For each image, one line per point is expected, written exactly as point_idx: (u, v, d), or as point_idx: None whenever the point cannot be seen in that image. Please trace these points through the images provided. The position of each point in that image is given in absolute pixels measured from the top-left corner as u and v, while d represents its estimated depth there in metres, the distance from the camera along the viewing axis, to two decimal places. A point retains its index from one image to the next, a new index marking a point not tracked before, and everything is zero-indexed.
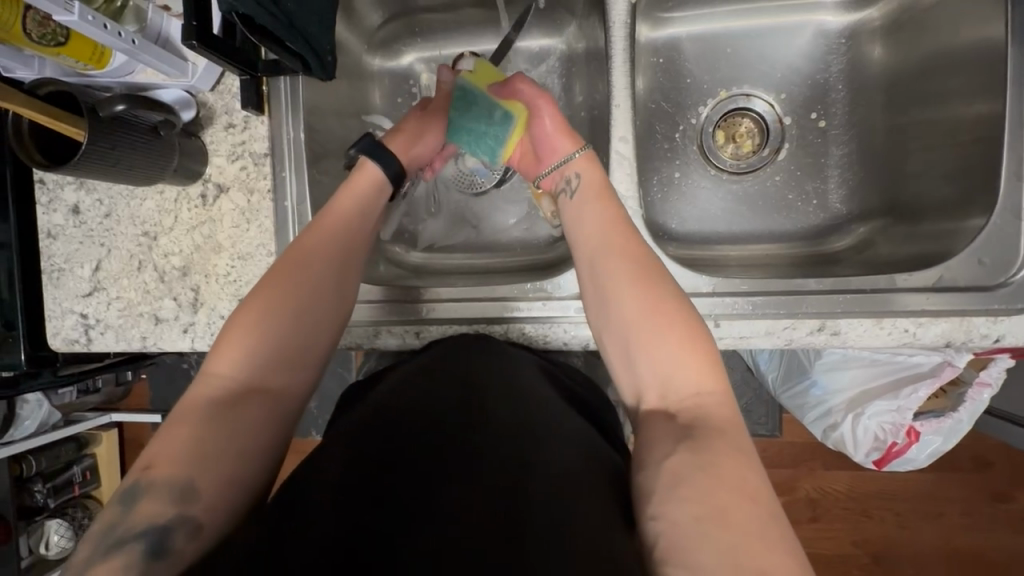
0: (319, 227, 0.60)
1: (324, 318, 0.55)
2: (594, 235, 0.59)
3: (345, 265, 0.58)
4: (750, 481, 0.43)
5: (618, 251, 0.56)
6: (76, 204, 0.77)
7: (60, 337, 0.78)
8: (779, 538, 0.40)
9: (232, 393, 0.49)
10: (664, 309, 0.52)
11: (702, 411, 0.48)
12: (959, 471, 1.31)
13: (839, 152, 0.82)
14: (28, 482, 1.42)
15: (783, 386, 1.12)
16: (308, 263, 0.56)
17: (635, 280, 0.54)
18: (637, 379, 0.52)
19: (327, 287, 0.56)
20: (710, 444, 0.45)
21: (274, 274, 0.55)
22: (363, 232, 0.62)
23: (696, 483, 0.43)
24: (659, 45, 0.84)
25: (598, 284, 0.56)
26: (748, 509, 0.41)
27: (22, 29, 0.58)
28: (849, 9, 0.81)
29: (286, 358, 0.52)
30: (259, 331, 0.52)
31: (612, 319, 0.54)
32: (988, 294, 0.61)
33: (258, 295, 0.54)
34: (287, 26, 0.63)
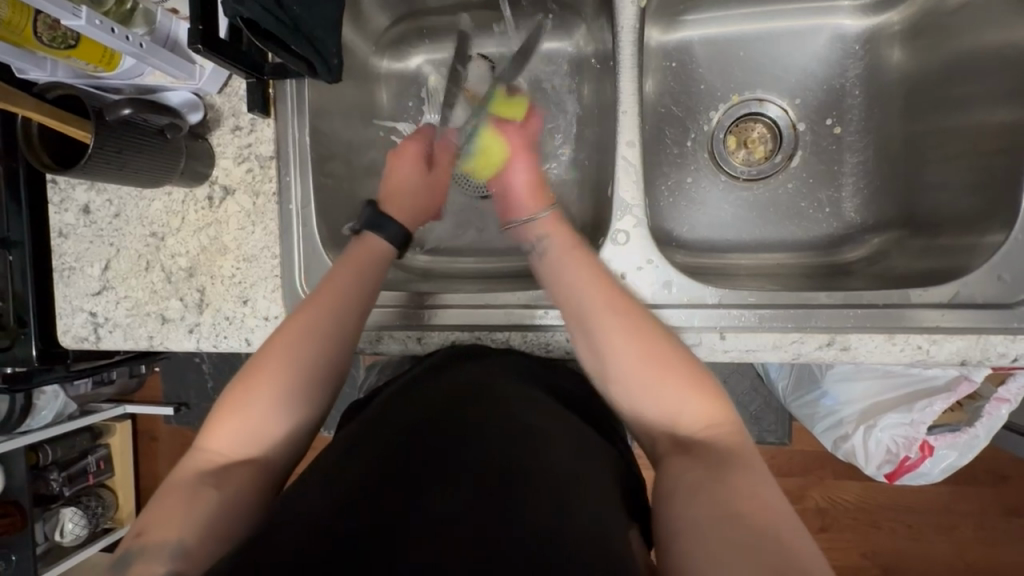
0: (313, 299, 0.59)
1: (314, 394, 0.55)
2: (580, 292, 0.57)
3: (335, 345, 0.57)
4: (764, 492, 0.42)
5: (605, 305, 0.55)
6: (87, 204, 0.78)
7: (70, 334, 0.79)
8: (797, 536, 0.39)
9: (223, 465, 0.50)
10: (662, 360, 0.52)
11: (712, 442, 0.48)
12: (976, 486, 1.27)
13: (853, 159, 0.80)
14: (45, 470, 1.45)
15: (792, 396, 1.10)
16: (301, 338, 0.56)
17: (631, 332, 0.53)
18: (647, 421, 0.52)
19: (316, 366, 0.55)
20: (721, 463, 0.45)
21: (263, 353, 0.55)
22: (361, 299, 0.61)
23: (712, 491, 0.43)
24: (671, 48, 0.82)
25: (596, 336, 0.54)
26: (762, 513, 0.40)
27: (34, 31, 0.59)
28: (867, 13, 0.78)
29: (280, 430, 0.53)
30: (252, 407, 0.52)
31: (615, 371, 0.53)
32: (1008, 311, 0.59)
33: (249, 372, 0.54)
34: (292, 30, 0.63)
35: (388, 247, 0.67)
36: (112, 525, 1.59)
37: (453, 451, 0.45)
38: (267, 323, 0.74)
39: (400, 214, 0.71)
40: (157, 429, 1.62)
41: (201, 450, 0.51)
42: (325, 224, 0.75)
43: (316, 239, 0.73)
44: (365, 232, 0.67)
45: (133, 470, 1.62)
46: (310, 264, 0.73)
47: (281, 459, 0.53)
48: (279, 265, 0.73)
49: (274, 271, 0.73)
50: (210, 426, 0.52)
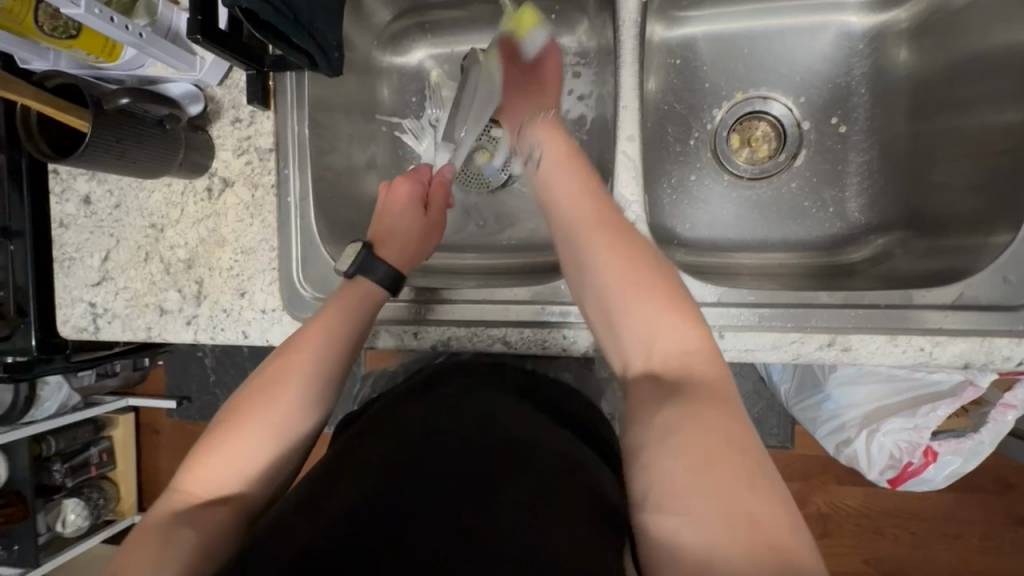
0: (301, 339, 0.59)
1: (297, 435, 0.55)
2: (569, 203, 0.58)
3: (321, 388, 0.57)
4: (735, 429, 0.42)
5: (586, 223, 0.56)
6: (87, 195, 0.78)
7: (69, 324, 0.79)
8: (768, 486, 0.39)
9: (201, 506, 0.49)
10: (640, 280, 0.51)
11: (688, 372, 0.47)
12: (982, 493, 1.25)
13: (858, 159, 0.79)
14: (47, 461, 1.46)
15: (795, 399, 1.09)
16: (291, 377, 0.56)
17: (612, 245, 0.53)
18: (621, 350, 0.51)
19: (301, 408, 0.55)
20: (694, 399, 0.44)
21: (248, 393, 0.55)
22: (350, 343, 0.60)
23: (683, 433, 0.41)
24: (674, 45, 0.82)
25: (578, 250, 0.55)
26: (732, 455, 0.40)
27: (35, 20, 0.60)
28: (874, 10, 0.77)
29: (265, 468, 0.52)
30: (239, 442, 0.52)
31: (594, 286, 0.53)
32: (1013, 313, 0.58)
33: (238, 410, 0.54)
34: (292, 22, 0.63)
35: (377, 289, 0.65)
36: (114, 517, 1.60)
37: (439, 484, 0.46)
38: (264, 316, 0.73)
39: (392, 254, 0.69)
40: (159, 422, 1.63)
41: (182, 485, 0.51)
42: (323, 218, 0.75)
43: (314, 235, 0.73)
44: (360, 275, 0.65)
45: (135, 463, 1.62)
46: (308, 259, 0.73)
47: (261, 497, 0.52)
48: (276, 258, 0.73)
49: (271, 264, 0.73)
50: (192, 463, 0.52)
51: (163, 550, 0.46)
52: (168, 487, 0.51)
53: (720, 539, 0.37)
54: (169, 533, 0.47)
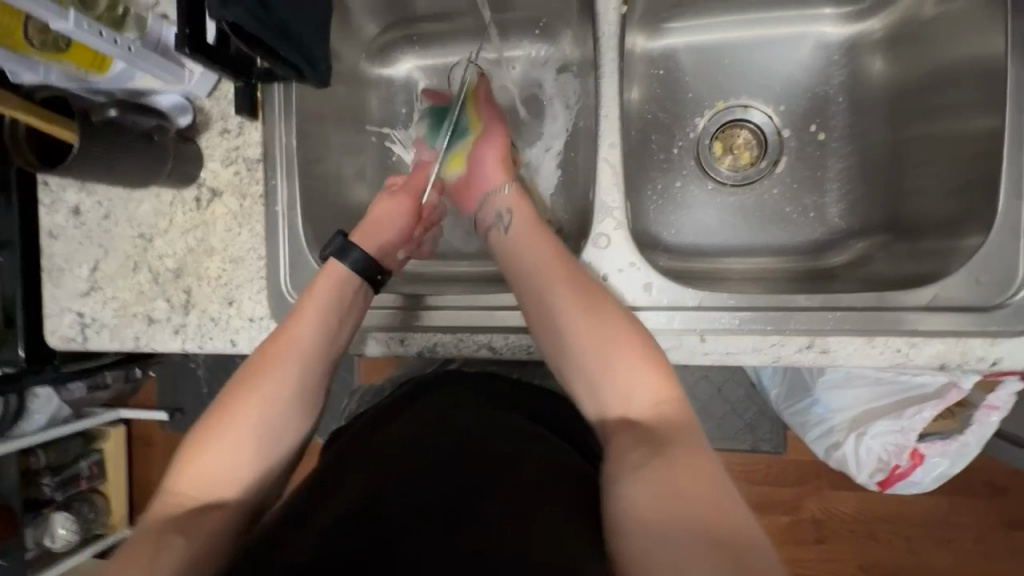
0: (282, 339, 0.60)
1: (284, 435, 0.56)
2: (535, 255, 0.63)
3: (303, 386, 0.58)
4: (703, 460, 0.48)
5: (561, 282, 0.60)
6: (77, 206, 0.79)
7: (57, 335, 0.79)
8: (732, 504, 0.45)
9: (191, 509, 0.50)
10: (613, 333, 0.56)
11: (660, 416, 0.52)
12: (973, 496, 1.26)
13: (838, 165, 0.81)
14: (36, 474, 1.43)
15: (785, 403, 1.09)
16: (274, 374, 0.57)
17: (586, 304, 0.58)
18: (600, 403, 0.55)
19: (282, 405, 0.56)
20: (666, 441, 0.49)
21: (231, 392, 0.56)
22: (329, 340, 0.62)
23: (659, 463, 0.47)
24: (656, 56, 0.83)
25: (552, 313, 0.59)
26: (699, 478, 0.46)
27: (24, 33, 0.60)
28: (849, 21, 0.79)
29: (254, 470, 0.54)
30: (226, 442, 0.53)
31: (570, 346, 0.57)
32: (987, 314, 0.59)
33: (224, 409, 0.55)
34: (279, 34, 0.64)
35: (346, 275, 0.66)
36: (105, 532, 1.58)
37: (427, 490, 0.48)
38: (253, 324, 0.74)
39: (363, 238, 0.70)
40: (151, 434, 1.62)
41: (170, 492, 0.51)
42: (311, 227, 0.76)
43: (302, 244, 0.74)
44: (332, 259, 0.66)
45: (126, 476, 1.61)
46: (295, 267, 0.73)
47: (252, 501, 0.53)
48: (265, 266, 0.74)
49: (260, 272, 0.74)
50: (180, 469, 0.52)
51: (152, 555, 0.46)
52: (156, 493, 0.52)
53: (693, 554, 0.41)
54: (158, 539, 0.48)
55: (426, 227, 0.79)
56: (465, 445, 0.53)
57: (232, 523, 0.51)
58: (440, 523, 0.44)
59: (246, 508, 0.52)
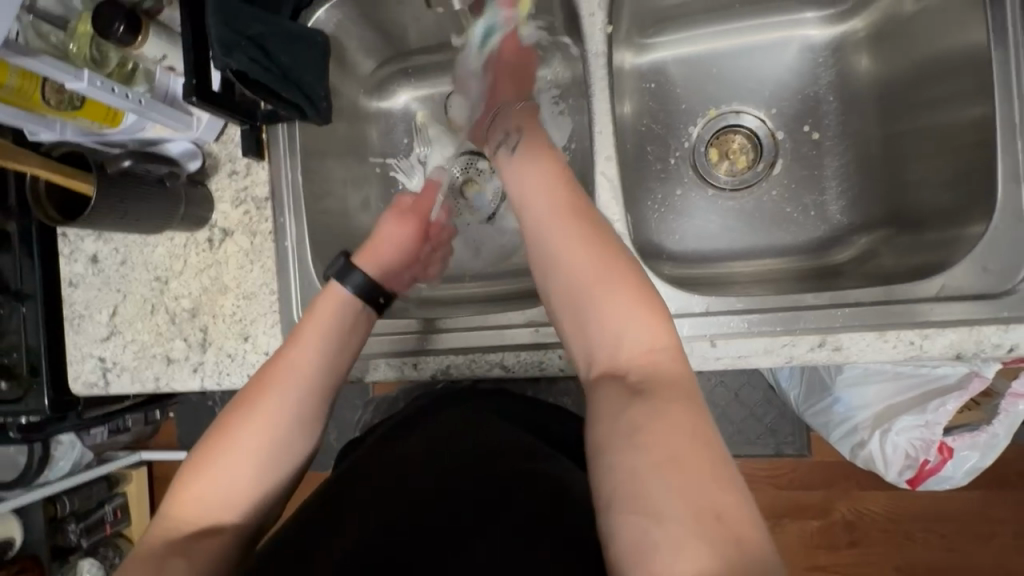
0: (280, 359, 0.61)
1: (280, 454, 0.56)
2: (533, 201, 0.63)
3: (302, 404, 0.59)
4: (702, 428, 0.45)
5: (561, 221, 0.60)
6: (94, 254, 0.81)
7: (80, 381, 0.81)
8: (734, 485, 0.42)
9: (192, 531, 0.51)
10: (606, 275, 0.56)
11: (654, 368, 0.51)
12: (1008, 489, 1.22)
13: (835, 163, 0.81)
14: (63, 522, 1.44)
15: (805, 405, 1.07)
16: (271, 393, 0.58)
17: (584, 244, 0.58)
18: (591, 348, 0.55)
19: (279, 423, 0.57)
20: (661, 395, 0.48)
21: (231, 410, 0.57)
22: (326, 360, 0.62)
23: (652, 432, 0.45)
24: (646, 70, 0.85)
25: (549, 249, 0.59)
26: (699, 452, 0.43)
27: (42, 96, 0.63)
28: (832, 22, 0.81)
29: (247, 498, 0.54)
30: (219, 466, 0.54)
31: (561, 285, 0.57)
32: (997, 301, 0.59)
33: (223, 427, 0.56)
34: (281, 78, 0.68)
35: (344, 296, 0.67)
36: None
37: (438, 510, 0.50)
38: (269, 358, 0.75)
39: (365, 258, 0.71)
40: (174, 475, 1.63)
41: (169, 514, 0.52)
42: (320, 258, 0.77)
43: (312, 276, 0.76)
44: (333, 281, 0.68)
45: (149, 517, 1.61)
46: (307, 300, 0.75)
47: (251, 525, 0.54)
48: (278, 301, 0.75)
49: (273, 306, 0.76)
50: (180, 489, 0.53)
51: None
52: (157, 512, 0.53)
53: (688, 532, 0.39)
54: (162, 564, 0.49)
55: (432, 245, 0.79)
56: (477, 460, 0.55)
57: (233, 545, 0.52)
58: (434, 551, 0.46)
59: (243, 532, 0.53)
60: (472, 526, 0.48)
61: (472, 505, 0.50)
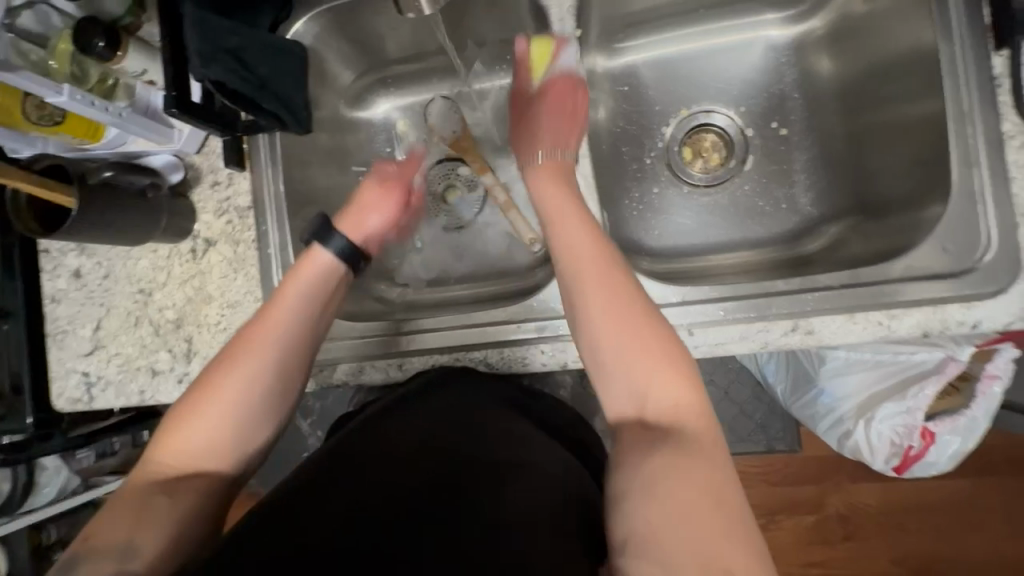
0: (264, 314, 0.60)
1: (262, 410, 0.57)
2: (562, 243, 0.59)
3: (285, 360, 0.59)
4: (721, 485, 0.46)
5: (594, 279, 0.56)
6: (77, 269, 0.82)
7: (64, 397, 0.81)
8: (748, 543, 0.44)
9: (174, 476, 0.53)
10: (638, 334, 0.54)
11: (677, 422, 0.51)
12: (995, 474, 1.24)
13: (803, 157, 0.84)
14: (50, 550, 1.40)
15: (792, 397, 1.10)
16: (253, 348, 0.58)
17: (616, 296, 0.55)
18: (616, 397, 0.54)
19: (260, 378, 0.57)
20: (688, 455, 0.48)
21: (216, 361, 0.58)
22: (309, 319, 0.62)
23: (671, 487, 0.46)
24: (618, 73, 0.88)
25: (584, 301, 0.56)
26: (716, 513, 0.45)
27: (22, 111, 0.65)
28: (793, 22, 0.84)
29: (228, 449, 0.55)
30: (200, 410, 0.55)
31: (590, 342, 0.55)
32: (959, 280, 0.61)
33: (207, 378, 0.56)
34: (257, 88, 0.70)
35: (334, 261, 0.65)
36: None
37: (425, 478, 0.50)
38: None
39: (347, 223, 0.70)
40: None
41: (154, 455, 0.54)
42: None
43: None
44: (315, 244, 0.65)
45: None
46: None
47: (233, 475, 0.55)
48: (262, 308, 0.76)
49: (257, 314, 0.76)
50: (164, 431, 0.55)
51: (138, 516, 0.50)
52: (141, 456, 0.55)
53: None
54: (144, 501, 0.51)
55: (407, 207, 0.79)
56: (465, 442, 0.55)
57: (214, 493, 0.54)
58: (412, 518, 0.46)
59: (225, 480, 0.55)
60: (462, 505, 0.48)
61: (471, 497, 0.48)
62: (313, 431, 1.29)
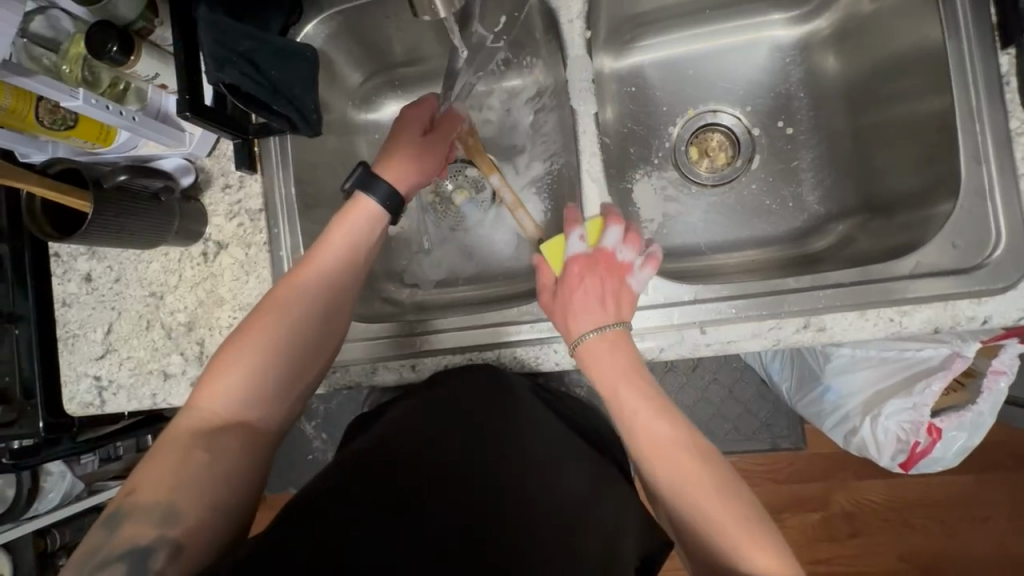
0: (307, 268, 0.63)
1: (300, 365, 0.60)
2: (628, 412, 0.59)
3: (326, 314, 0.62)
4: None
5: (668, 456, 0.56)
6: (88, 273, 0.82)
7: (76, 401, 0.81)
8: None
9: (215, 425, 0.54)
10: (720, 505, 0.53)
11: (758, 557, 0.50)
12: (999, 469, 1.25)
13: (810, 156, 0.85)
14: (53, 557, 1.39)
15: (798, 396, 1.12)
16: (298, 300, 0.61)
17: (689, 460, 0.55)
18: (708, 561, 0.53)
19: (304, 329, 0.60)
20: None
21: (260, 311, 0.60)
22: (349, 277, 0.65)
23: None
24: (625, 74, 0.88)
25: (665, 485, 0.55)
26: None
27: (36, 117, 0.63)
28: (798, 22, 0.85)
29: (270, 398, 0.57)
30: (241, 357, 0.57)
31: (676, 514, 0.55)
32: (969, 275, 0.62)
33: (251, 327, 0.59)
34: (271, 91, 0.70)
35: (377, 208, 0.67)
36: None
37: (453, 469, 0.53)
38: None
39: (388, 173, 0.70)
40: None
41: (196, 404, 0.55)
42: None
43: None
44: (357, 192, 0.67)
45: None
46: None
47: (273, 427, 0.58)
48: None
49: None
50: (204, 382, 0.56)
51: (177, 470, 0.51)
52: (181, 407, 0.56)
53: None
54: (185, 452, 0.52)
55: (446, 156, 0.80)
56: (488, 437, 0.59)
57: (256, 444, 0.55)
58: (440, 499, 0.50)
59: (265, 430, 0.57)
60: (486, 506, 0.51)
61: (477, 498, 0.52)
62: (318, 433, 1.29)
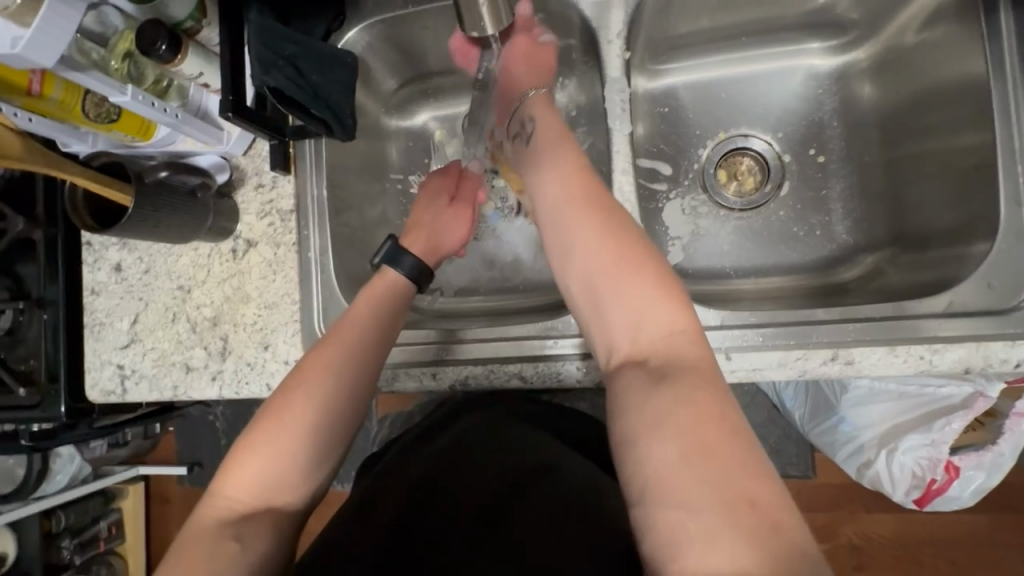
0: (331, 340, 0.62)
1: (326, 439, 0.58)
2: (555, 190, 0.60)
3: (354, 384, 0.60)
4: (725, 411, 0.45)
5: (583, 212, 0.57)
6: (119, 263, 0.83)
7: (98, 388, 0.82)
8: (759, 464, 0.43)
9: (246, 513, 0.53)
10: (635, 274, 0.53)
11: (675, 354, 0.50)
12: (1014, 513, 1.22)
13: (840, 186, 0.84)
14: (56, 538, 1.42)
15: (810, 423, 1.08)
16: (322, 376, 0.59)
17: (603, 230, 0.56)
18: (609, 333, 0.54)
19: (329, 403, 0.58)
20: (686, 382, 0.47)
21: (282, 390, 0.59)
22: (377, 345, 0.63)
23: (678, 422, 0.45)
24: (657, 94, 0.88)
25: (566, 235, 0.57)
26: (724, 437, 0.43)
27: (82, 109, 0.64)
28: (837, 51, 0.84)
29: (297, 478, 0.56)
30: (270, 433, 0.56)
31: (578, 275, 0.56)
32: (1004, 317, 0.61)
33: (274, 409, 0.57)
34: (312, 95, 0.71)
35: (405, 281, 0.69)
36: None
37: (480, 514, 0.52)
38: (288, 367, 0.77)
39: (417, 248, 0.73)
40: (171, 490, 1.59)
41: (224, 492, 0.54)
42: (342, 271, 0.80)
43: (334, 286, 0.78)
44: (385, 266, 0.69)
45: (144, 533, 1.57)
46: (328, 309, 0.77)
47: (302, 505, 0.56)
48: (299, 311, 0.77)
49: (293, 316, 0.77)
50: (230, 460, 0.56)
51: (208, 558, 0.49)
52: (207, 493, 0.55)
53: (720, 523, 0.40)
54: (214, 543, 0.50)
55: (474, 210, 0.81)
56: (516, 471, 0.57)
57: (284, 525, 0.54)
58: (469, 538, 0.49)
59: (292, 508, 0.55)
60: (494, 521, 0.51)
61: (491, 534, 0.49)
62: None
